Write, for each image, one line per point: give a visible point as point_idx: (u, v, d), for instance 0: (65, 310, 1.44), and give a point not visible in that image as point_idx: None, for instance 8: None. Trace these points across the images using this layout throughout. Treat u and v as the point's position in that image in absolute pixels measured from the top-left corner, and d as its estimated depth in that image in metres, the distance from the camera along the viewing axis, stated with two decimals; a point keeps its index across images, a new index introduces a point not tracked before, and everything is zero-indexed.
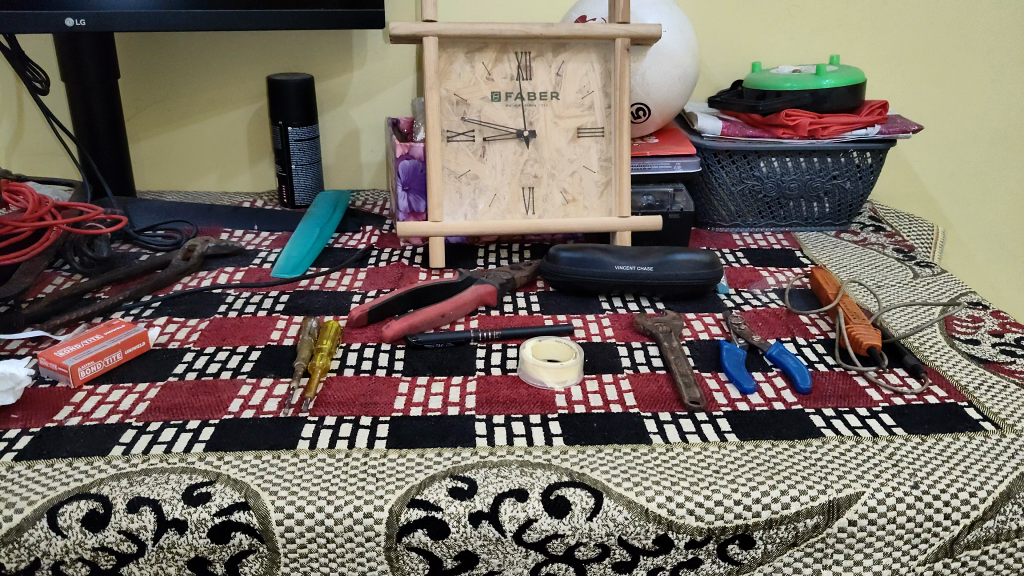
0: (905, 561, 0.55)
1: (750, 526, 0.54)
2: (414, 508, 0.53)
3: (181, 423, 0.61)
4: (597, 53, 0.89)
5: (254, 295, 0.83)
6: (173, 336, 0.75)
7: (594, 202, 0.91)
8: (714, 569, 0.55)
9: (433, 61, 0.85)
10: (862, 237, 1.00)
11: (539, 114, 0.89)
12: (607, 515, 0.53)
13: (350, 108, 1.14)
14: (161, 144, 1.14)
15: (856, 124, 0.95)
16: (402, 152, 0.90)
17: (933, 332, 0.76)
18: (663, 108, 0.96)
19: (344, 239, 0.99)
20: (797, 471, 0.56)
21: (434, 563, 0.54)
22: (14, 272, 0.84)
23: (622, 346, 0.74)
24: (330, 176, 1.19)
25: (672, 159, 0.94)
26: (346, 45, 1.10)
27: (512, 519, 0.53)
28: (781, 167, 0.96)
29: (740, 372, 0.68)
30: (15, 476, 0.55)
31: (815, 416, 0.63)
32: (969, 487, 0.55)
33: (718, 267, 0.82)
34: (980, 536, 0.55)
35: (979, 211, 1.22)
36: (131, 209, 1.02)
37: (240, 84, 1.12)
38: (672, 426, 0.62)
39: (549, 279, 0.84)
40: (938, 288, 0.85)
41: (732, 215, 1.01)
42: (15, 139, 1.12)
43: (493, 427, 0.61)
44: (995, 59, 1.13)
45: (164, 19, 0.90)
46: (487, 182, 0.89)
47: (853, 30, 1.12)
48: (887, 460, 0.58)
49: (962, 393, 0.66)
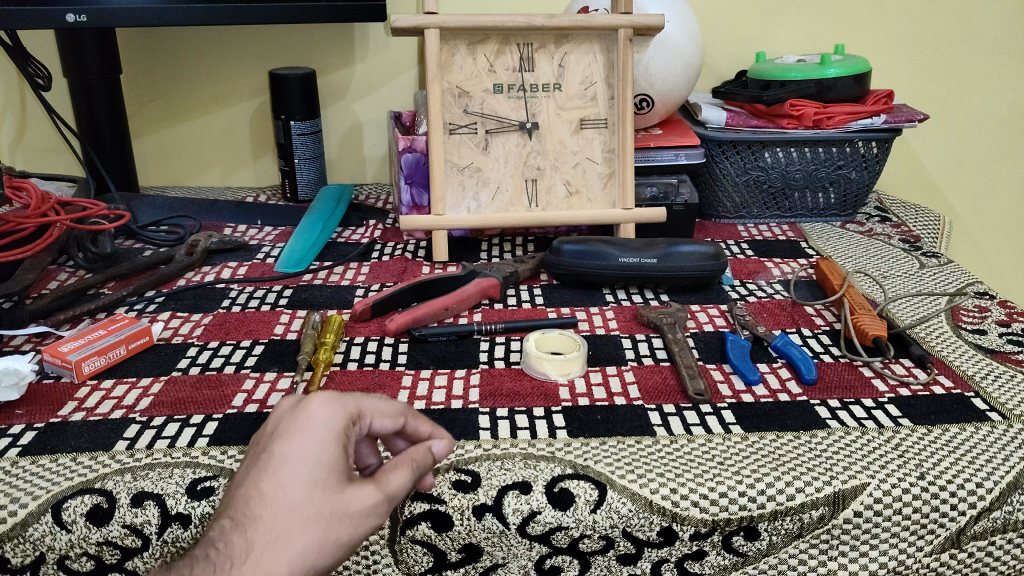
0: (912, 552, 0.55)
1: (754, 518, 0.53)
2: (418, 500, 0.53)
3: (184, 418, 0.61)
4: (599, 43, 0.88)
5: (257, 289, 0.83)
6: (176, 331, 0.75)
7: (597, 194, 0.90)
8: (718, 561, 0.55)
9: (433, 54, 0.84)
10: (867, 228, 1.00)
11: (541, 106, 0.89)
12: (610, 507, 0.53)
13: (352, 101, 1.14)
14: (164, 140, 1.14)
15: (860, 114, 0.94)
16: (404, 145, 0.89)
17: (939, 322, 0.75)
18: (666, 99, 0.96)
19: (347, 234, 0.99)
20: (802, 462, 0.56)
21: (437, 556, 0.54)
22: (18, 269, 0.84)
23: (625, 338, 0.74)
24: (333, 170, 1.18)
25: (675, 149, 0.92)
26: (347, 39, 1.10)
27: (516, 511, 0.53)
28: (785, 158, 0.96)
29: (744, 363, 0.67)
30: (20, 471, 0.55)
31: (820, 408, 0.63)
32: (975, 477, 0.55)
33: (723, 259, 0.81)
34: (986, 527, 0.55)
35: (984, 202, 1.21)
36: (134, 204, 1.02)
37: (242, 79, 1.11)
38: (676, 418, 0.61)
39: (552, 272, 0.84)
40: (944, 278, 0.85)
41: (736, 207, 1.01)
42: (19, 135, 1.12)
43: (496, 420, 0.61)
44: (1001, 47, 1.12)
45: (165, 14, 0.89)
46: (490, 174, 0.89)
47: (857, 19, 1.11)
48: (893, 451, 0.57)
49: (969, 383, 0.66)
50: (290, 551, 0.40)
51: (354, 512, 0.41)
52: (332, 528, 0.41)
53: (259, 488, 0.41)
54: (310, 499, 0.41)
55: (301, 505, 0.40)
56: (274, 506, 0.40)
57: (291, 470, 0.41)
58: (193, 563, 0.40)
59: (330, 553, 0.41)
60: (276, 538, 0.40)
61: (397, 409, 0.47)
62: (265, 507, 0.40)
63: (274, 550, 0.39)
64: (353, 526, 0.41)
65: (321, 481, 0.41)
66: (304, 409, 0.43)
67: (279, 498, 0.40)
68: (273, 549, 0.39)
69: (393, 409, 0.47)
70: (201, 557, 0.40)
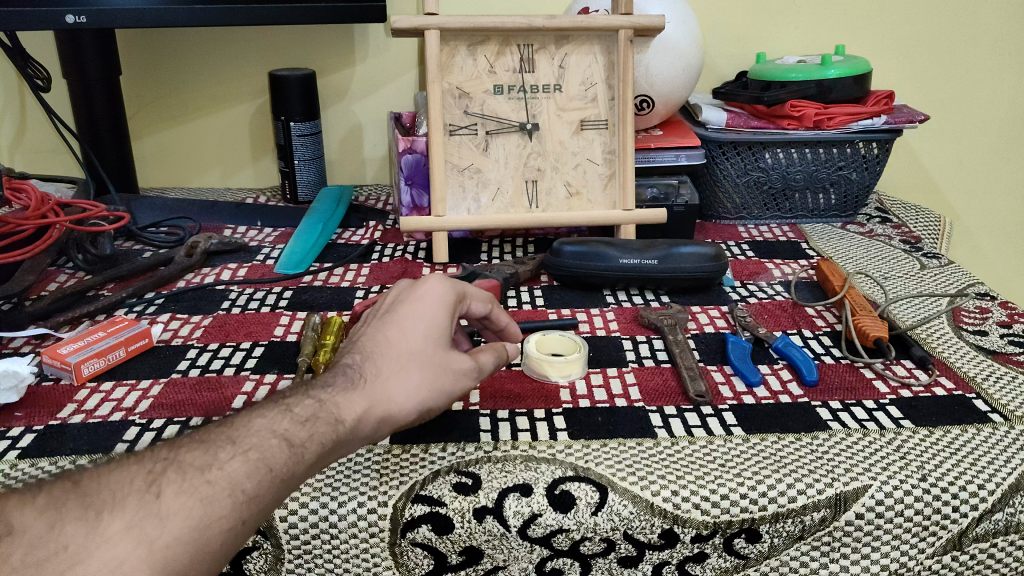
0: (914, 554, 0.55)
1: (756, 521, 0.53)
2: (418, 503, 0.53)
3: (183, 420, 0.61)
4: (599, 44, 0.88)
5: (257, 291, 0.83)
6: (176, 333, 0.75)
7: (598, 195, 0.90)
8: (719, 563, 0.55)
9: (434, 55, 0.84)
10: (868, 228, 1.00)
11: (542, 107, 0.89)
12: (612, 509, 0.53)
13: (352, 103, 1.14)
14: (163, 141, 1.14)
15: (861, 115, 0.94)
16: (404, 146, 0.89)
17: (940, 323, 0.75)
18: (667, 100, 0.95)
19: (347, 236, 0.99)
20: (803, 465, 0.56)
21: (438, 559, 0.54)
22: (17, 270, 0.84)
23: (626, 339, 0.74)
24: (333, 171, 1.18)
25: (676, 151, 0.92)
26: (347, 40, 1.10)
27: (517, 514, 0.53)
28: (786, 159, 0.96)
29: (745, 365, 0.67)
30: (20, 474, 0.55)
31: (821, 410, 0.62)
32: (977, 479, 0.55)
33: (723, 260, 0.81)
34: (989, 529, 0.55)
35: (986, 202, 1.21)
36: (134, 205, 1.02)
37: (242, 80, 1.11)
38: (677, 420, 0.61)
39: (552, 273, 0.84)
40: (945, 279, 0.85)
41: (737, 207, 1.01)
42: (18, 137, 1.12)
43: (497, 422, 0.61)
44: (1001, 47, 1.12)
45: (165, 16, 0.89)
46: (490, 176, 0.89)
47: (858, 19, 1.11)
48: (894, 453, 0.57)
49: (970, 384, 0.65)
50: (407, 382, 0.52)
51: (457, 368, 0.54)
52: (440, 377, 0.53)
53: (389, 334, 0.54)
54: (428, 348, 0.54)
55: (421, 351, 0.53)
56: (400, 348, 0.53)
57: (416, 323, 0.55)
58: (334, 376, 0.51)
59: (436, 397, 0.52)
60: (400, 370, 0.52)
61: (487, 298, 0.63)
62: (394, 348, 0.53)
63: (398, 377, 0.52)
64: (455, 376, 0.54)
65: (437, 337, 0.54)
66: (427, 283, 0.58)
67: (406, 341, 0.54)
68: (398, 376, 0.52)
69: (485, 297, 0.63)
70: (339, 373, 0.51)
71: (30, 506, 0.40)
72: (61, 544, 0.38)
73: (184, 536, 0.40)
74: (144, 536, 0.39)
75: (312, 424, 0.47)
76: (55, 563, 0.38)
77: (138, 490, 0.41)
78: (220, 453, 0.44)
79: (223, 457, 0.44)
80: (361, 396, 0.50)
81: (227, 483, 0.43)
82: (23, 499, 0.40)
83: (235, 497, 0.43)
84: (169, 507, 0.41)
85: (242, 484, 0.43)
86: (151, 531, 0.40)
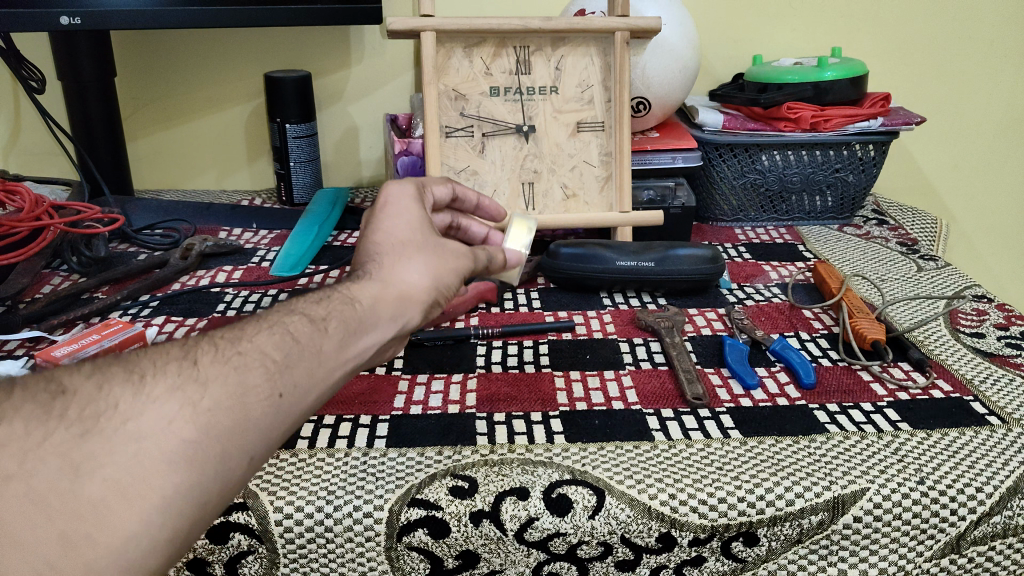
0: (912, 557, 0.55)
1: (753, 524, 0.53)
2: (414, 507, 0.53)
3: None
4: (596, 46, 0.88)
5: (252, 293, 0.83)
6: (171, 334, 0.74)
7: (595, 197, 0.90)
8: (717, 567, 0.55)
9: (430, 56, 0.84)
10: (865, 230, 1.00)
11: (539, 109, 0.89)
12: (608, 513, 0.53)
13: (348, 105, 1.13)
14: (157, 143, 1.14)
15: (858, 117, 0.94)
16: (400, 148, 0.89)
17: (938, 326, 0.75)
18: (664, 102, 0.95)
19: (344, 238, 0.99)
20: (799, 468, 0.56)
21: (434, 562, 0.54)
22: (11, 272, 0.83)
23: (623, 341, 0.74)
24: (329, 173, 1.18)
25: (673, 153, 0.92)
26: (344, 43, 1.10)
27: (513, 518, 0.53)
28: (782, 161, 0.96)
29: (743, 368, 0.67)
30: None
31: (819, 412, 0.62)
32: (975, 482, 0.55)
33: (721, 262, 0.81)
34: (986, 532, 0.55)
35: (982, 204, 1.21)
36: (127, 208, 1.01)
37: (238, 83, 1.11)
38: (674, 422, 0.61)
39: (550, 276, 0.83)
40: (942, 281, 0.85)
41: (734, 210, 1.00)
42: (12, 138, 1.12)
43: (493, 425, 0.60)
44: (999, 48, 1.12)
45: (159, 16, 0.89)
46: (485, 177, 0.89)
47: (855, 20, 1.11)
48: (892, 456, 0.57)
49: (967, 386, 0.65)
50: (411, 266, 0.49)
51: (453, 247, 0.52)
52: (442, 253, 0.51)
53: (372, 233, 0.52)
54: (414, 230, 0.51)
55: (410, 235, 0.51)
56: (390, 240, 0.51)
57: (391, 215, 0.52)
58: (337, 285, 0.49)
59: (445, 275, 0.50)
60: (399, 256, 0.49)
61: (443, 182, 0.62)
62: (383, 241, 0.51)
63: (399, 259, 0.49)
64: (456, 253, 0.52)
65: (421, 223, 0.52)
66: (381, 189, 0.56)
67: (391, 232, 0.51)
68: (401, 260, 0.49)
69: (440, 181, 0.61)
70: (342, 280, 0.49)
71: (76, 372, 0.38)
72: (111, 404, 0.36)
73: (223, 400, 0.38)
74: (188, 399, 0.37)
75: (328, 301, 0.46)
76: (108, 420, 0.36)
77: (176, 358, 0.39)
78: (248, 330, 0.43)
79: (251, 331, 0.42)
80: (368, 289, 0.47)
81: (258, 355, 0.41)
82: (67, 368, 0.38)
83: (268, 365, 0.41)
84: (209, 374, 0.39)
85: (272, 354, 0.41)
86: (194, 393, 0.38)
